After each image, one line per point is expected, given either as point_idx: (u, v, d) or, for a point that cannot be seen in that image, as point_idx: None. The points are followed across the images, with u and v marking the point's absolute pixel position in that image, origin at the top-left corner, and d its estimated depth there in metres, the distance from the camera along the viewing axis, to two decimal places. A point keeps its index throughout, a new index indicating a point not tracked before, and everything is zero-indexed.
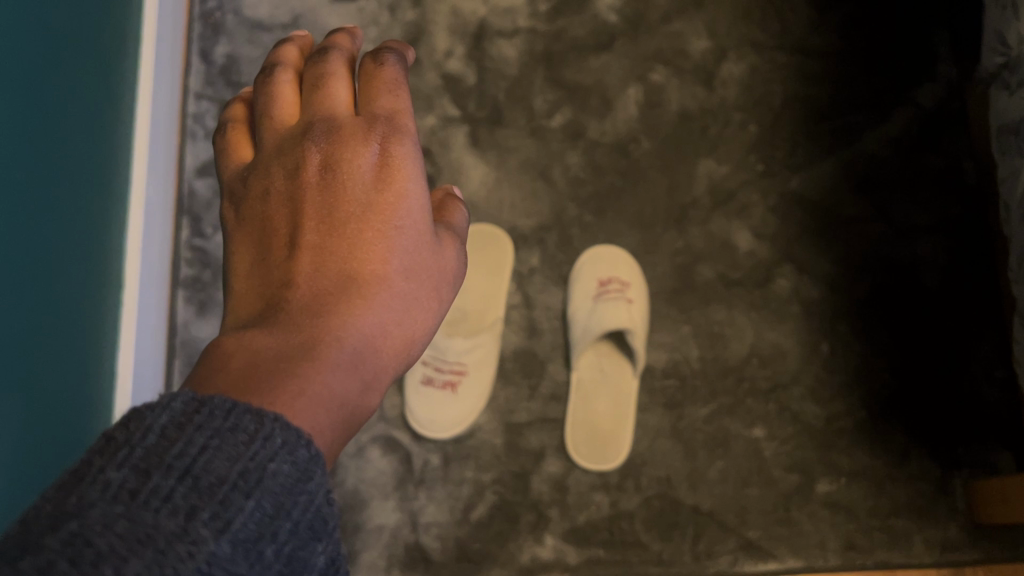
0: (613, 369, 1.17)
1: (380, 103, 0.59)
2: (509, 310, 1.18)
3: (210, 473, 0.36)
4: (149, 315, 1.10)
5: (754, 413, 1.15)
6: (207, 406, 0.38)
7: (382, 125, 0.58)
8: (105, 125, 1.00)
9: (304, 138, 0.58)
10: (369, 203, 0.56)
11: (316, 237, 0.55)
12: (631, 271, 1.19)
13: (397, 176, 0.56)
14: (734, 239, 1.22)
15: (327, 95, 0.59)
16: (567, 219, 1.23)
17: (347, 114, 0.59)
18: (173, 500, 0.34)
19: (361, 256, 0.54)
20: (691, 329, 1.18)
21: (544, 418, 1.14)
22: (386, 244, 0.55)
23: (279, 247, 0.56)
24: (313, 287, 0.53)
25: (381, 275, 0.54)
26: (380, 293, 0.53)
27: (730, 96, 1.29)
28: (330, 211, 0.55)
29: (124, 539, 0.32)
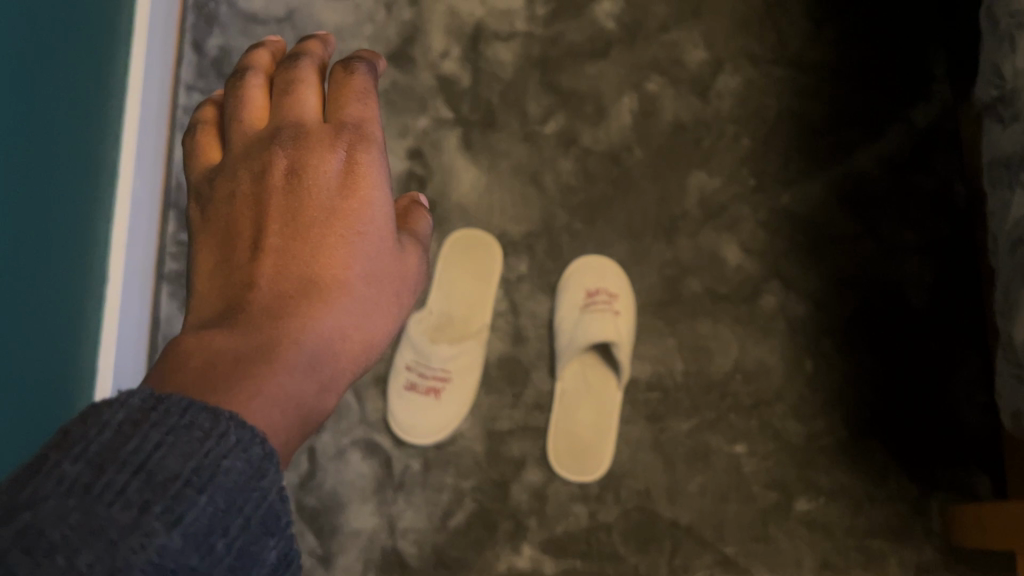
0: (598, 381, 1.16)
1: (348, 111, 0.59)
2: (495, 317, 1.18)
3: (161, 467, 0.36)
4: (132, 309, 1.09)
5: (736, 429, 1.15)
6: (163, 404, 0.39)
7: (349, 132, 0.58)
8: (94, 117, 0.99)
9: (271, 143, 0.57)
10: (334, 209, 0.56)
11: (279, 241, 0.55)
12: (619, 282, 1.18)
13: (359, 181, 0.57)
14: (723, 253, 1.22)
15: (295, 99, 0.59)
16: (556, 226, 1.22)
17: (315, 120, 0.58)
18: (126, 494, 0.34)
19: (322, 261, 0.54)
20: (676, 341, 1.18)
21: (526, 427, 1.14)
22: (348, 251, 0.55)
23: (242, 250, 0.56)
24: (273, 290, 0.53)
25: (342, 280, 0.54)
26: (339, 298, 0.54)
27: (725, 108, 1.28)
28: (294, 215, 0.55)
29: (76, 532, 0.33)
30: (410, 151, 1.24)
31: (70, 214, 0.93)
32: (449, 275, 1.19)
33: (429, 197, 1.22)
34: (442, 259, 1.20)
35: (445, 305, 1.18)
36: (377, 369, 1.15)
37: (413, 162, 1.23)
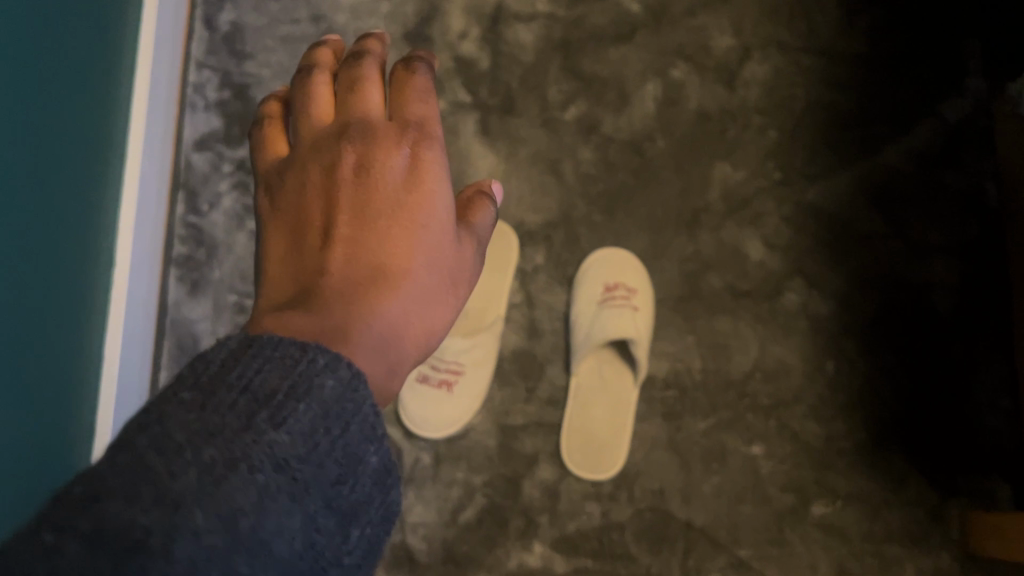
0: (615, 378, 1.14)
1: (411, 111, 0.63)
2: (510, 309, 1.15)
3: (261, 384, 0.40)
4: (140, 294, 1.06)
5: (754, 429, 1.13)
6: (259, 342, 0.43)
7: (414, 132, 0.61)
8: (103, 101, 0.96)
9: (341, 138, 0.60)
10: (401, 201, 0.58)
11: (348, 230, 0.56)
12: (638, 277, 1.15)
13: (425, 176, 0.59)
14: (746, 248, 1.19)
15: (359, 97, 0.63)
16: (575, 217, 1.18)
17: (381, 117, 0.62)
18: (237, 407, 0.38)
19: (391, 248, 0.56)
20: (695, 339, 1.15)
21: (540, 422, 1.12)
22: (415, 238, 0.57)
23: (313, 237, 0.57)
24: (346, 272, 0.54)
25: (409, 267, 0.56)
26: (406, 283, 0.55)
27: (751, 97, 1.24)
28: (364, 204, 0.57)
29: (198, 434, 0.37)
30: None
31: (78, 202, 0.90)
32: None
33: None
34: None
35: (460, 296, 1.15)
36: None
37: None
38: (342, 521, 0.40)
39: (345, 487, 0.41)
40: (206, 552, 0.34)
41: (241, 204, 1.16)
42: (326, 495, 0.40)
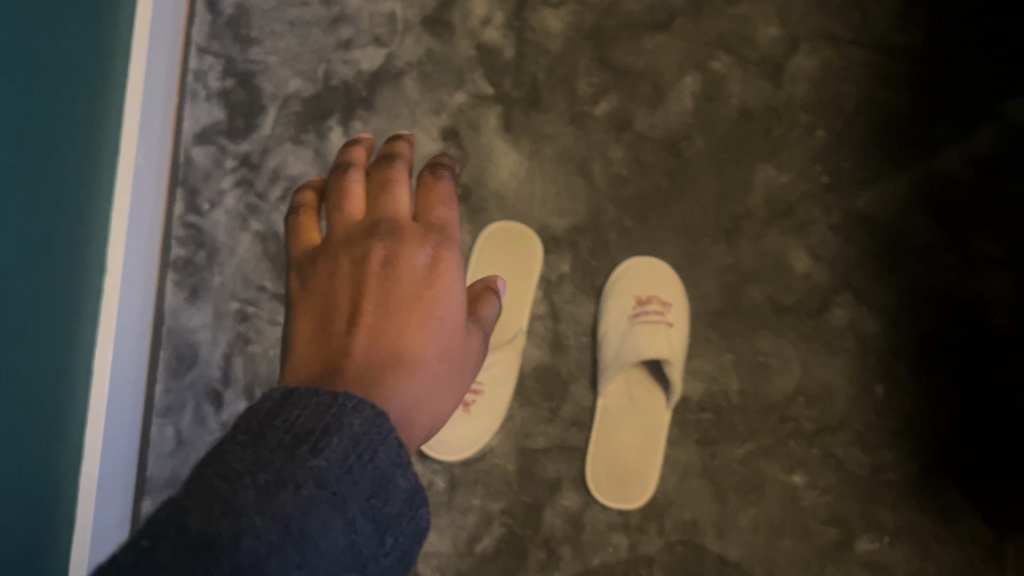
0: (646, 397, 1.05)
1: (435, 214, 0.65)
2: (532, 321, 1.07)
3: (301, 423, 0.42)
4: (134, 302, 0.97)
5: (795, 457, 1.05)
6: (296, 393, 0.44)
7: (435, 234, 0.63)
8: (95, 103, 0.87)
9: (371, 232, 0.62)
10: (421, 294, 0.59)
11: (373, 317, 0.57)
12: (673, 289, 1.06)
13: (445, 273, 0.61)
14: (790, 259, 1.09)
15: (390, 195, 0.65)
16: (604, 222, 1.09)
17: (407, 218, 0.64)
18: (281, 439, 0.41)
19: (408, 338, 0.57)
20: (733, 358, 1.07)
21: (563, 446, 1.04)
22: (430, 329, 0.58)
23: (332, 316, 0.58)
24: (365, 355, 0.54)
25: (422, 358, 0.56)
26: (419, 375, 0.55)
27: (798, 94, 1.14)
28: (387, 291, 0.58)
29: (249, 462, 0.39)
30: (444, 130, 1.10)
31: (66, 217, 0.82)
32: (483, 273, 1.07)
33: (464, 183, 1.09)
34: (476, 256, 1.08)
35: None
36: None
37: (447, 144, 1.10)
38: (380, 535, 0.42)
39: (380, 501, 0.42)
40: (265, 544, 0.37)
41: (244, 203, 1.07)
42: (363, 507, 0.41)
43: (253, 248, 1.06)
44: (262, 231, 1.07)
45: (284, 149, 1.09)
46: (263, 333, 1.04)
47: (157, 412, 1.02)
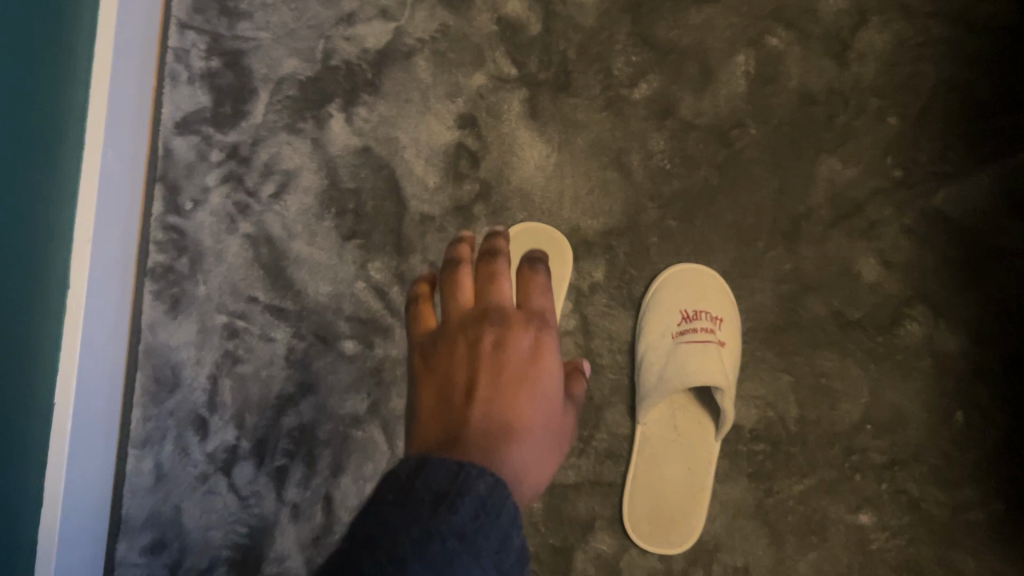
0: (692, 427, 0.91)
1: (535, 301, 0.70)
2: (561, 337, 0.94)
3: (438, 484, 0.49)
4: (105, 322, 0.84)
5: (862, 494, 0.91)
6: (432, 459, 0.52)
7: (537, 320, 0.67)
8: (48, 92, 0.74)
9: (483, 320, 0.65)
10: (526, 370, 0.62)
11: (487, 393, 0.59)
12: (723, 301, 0.92)
13: (547, 354, 0.64)
14: (857, 267, 0.95)
15: (497, 282, 0.70)
16: (643, 223, 0.95)
17: (511, 306, 0.68)
18: (426, 496, 0.48)
19: (517, 408, 0.60)
20: (791, 380, 0.93)
21: (596, 481, 0.91)
22: (532, 400, 0.61)
23: (447, 388, 0.60)
24: (483, 422, 0.57)
25: (527, 425, 0.59)
26: (524, 440, 0.58)
27: (867, 75, 0.99)
28: (500, 365, 0.61)
29: (405, 517, 0.46)
30: (461, 117, 0.96)
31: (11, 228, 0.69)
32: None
33: (483, 179, 0.95)
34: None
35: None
36: None
37: (464, 133, 0.96)
38: None
39: (503, 557, 0.49)
40: None
41: (232, 201, 0.94)
42: (493, 559, 0.49)
43: (243, 252, 0.93)
44: (253, 234, 0.93)
45: (278, 140, 0.95)
46: (254, 351, 0.92)
47: (134, 443, 0.89)
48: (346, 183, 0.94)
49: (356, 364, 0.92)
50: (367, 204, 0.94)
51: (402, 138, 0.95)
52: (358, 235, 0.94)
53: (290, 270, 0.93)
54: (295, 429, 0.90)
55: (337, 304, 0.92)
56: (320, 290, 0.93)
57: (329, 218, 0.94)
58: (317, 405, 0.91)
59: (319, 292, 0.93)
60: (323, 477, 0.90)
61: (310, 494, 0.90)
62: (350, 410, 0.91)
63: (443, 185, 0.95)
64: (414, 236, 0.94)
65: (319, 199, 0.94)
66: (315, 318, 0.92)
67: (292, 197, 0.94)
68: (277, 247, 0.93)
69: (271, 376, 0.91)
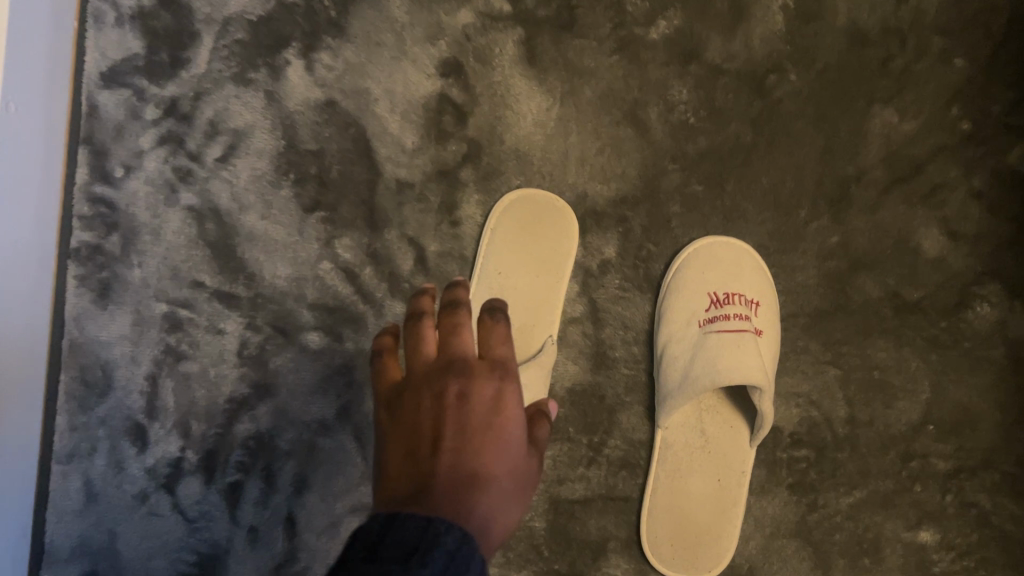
0: (722, 434, 0.76)
1: (501, 349, 0.49)
2: (565, 326, 0.79)
3: (405, 539, 0.38)
4: (13, 321, 0.69)
5: (923, 508, 0.77)
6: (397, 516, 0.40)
7: (504, 372, 0.48)
8: None
9: (443, 370, 0.47)
10: (494, 422, 0.45)
11: (450, 453, 0.44)
12: (759, 283, 0.77)
13: (515, 400, 0.46)
14: (916, 238, 0.80)
15: (456, 331, 0.49)
16: (662, 189, 0.80)
17: (474, 362, 0.48)
18: (392, 549, 0.38)
19: (485, 460, 0.44)
20: (839, 374, 0.78)
21: (608, 495, 0.77)
22: (503, 450, 0.45)
23: (404, 446, 0.45)
24: (447, 481, 0.42)
25: (501, 480, 0.44)
26: (491, 492, 0.43)
27: (931, 8, 0.82)
28: (464, 414, 0.45)
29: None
30: (444, 64, 0.80)
31: None
32: (501, 263, 0.79)
33: (471, 138, 0.79)
34: (488, 240, 0.78)
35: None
36: None
37: (448, 82, 0.80)
38: None
39: None
40: None
41: (172, 167, 0.78)
42: None
43: (185, 229, 0.78)
44: (197, 206, 0.78)
45: (224, 93, 0.79)
46: (201, 347, 0.77)
47: (59, 458, 0.75)
48: (306, 144, 0.79)
49: (321, 361, 0.77)
50: (332, 168, 0.79)
51: (373, 89, 0.80)
52: (321, 205, 0.79)
53: (240, 249, 0.78)
54: (250, 439, 0.76)
55: (298, 289, 0.78)
56: (277, 274, 0.78)
57: (288, 185, 0.79)
58: (276, 410, 0.76)
59: (276, 275, 0.78)
60: (284, 495, 0.76)
61: (268, 514, 0.76)
62: (314, 416, 0.77)
63: (423, 146, 0.79)
64: (388, 207, 0.79)
65: (274, 163, 0.79)
66: (272, 306, 0.77)
67: (242, 161, 0.79)
68: (226, 223, 0.78)
69: (222, 377, 0.77)
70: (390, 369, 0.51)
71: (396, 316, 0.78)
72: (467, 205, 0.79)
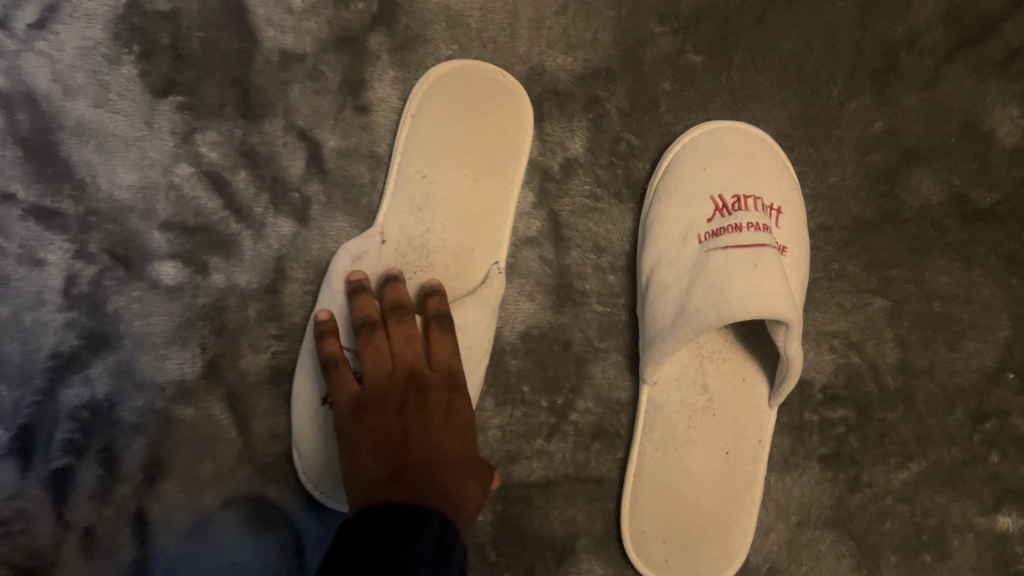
0: (730, 391, 0.56)
1: (449, 355, 0.50)
2: (517, 248, 0.58)
3: (400, 513, 0.42)
4: None
5: (1004, 485, 0.57)
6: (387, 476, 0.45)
7: (456, 382, 0.49)
8: None
9: (402, 384, 0.48)
10: (455, 421, 0.48)
11: (421, 433, 0.46)
12: (780, 182, 0.56)
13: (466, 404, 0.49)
14: (987, 123, 0.59)
15: (408, 336, 0.50)
16: (646, 61, 0.59)
17: (429, 369, 0.49)
18: (391, 512, 0.42)
19: (451, 453, 0.47)
20: (888, 307, 0.58)
21: (577, 476, 0.57)
22: (463, 439, 0.48)
23: (374, 447, 0.46)
24: (425, 467, 0.45)
25: (463, 466, 0.47)
26: (459, 481, 0.46)
27: None
28: (428, 417, 0.47)
29: (366, 527, 0.41)
30: None
31: None
32: (427, 162, 0.56)
33: None
34: (408, 130, 0.56)
35: (416, 227, 0.56)
36: (276, 355, 0.56)
37: None
38: None
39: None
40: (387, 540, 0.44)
41: None
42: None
43: None
44: (3, 89, 0.56)
45: None
46: (11, 284, 0.56)
47: None
48: (156, 3, 0.57)
49: (179, 301, 0.56)
50: (191, 36, 0.57)
51: None
52: (177, 87, 0.57)
53: (64, 148, 0.56)
54: (82, 410, 0.55)
55: (147, 203, 0.56)
56: (117, 182, 0.56)
57: (130, 60, 0.57)
58: (117, 368, 0.55)
59: (115, 184, 0.56)
60: (130, 486, 0.55)
61: (109, 514, 0.54)
62: (171, 376, 0.56)
63: (317, 6, 0.58)
64: (271, 89, 0.57)
65: (110, 30, 0.57)
66: (110, 227, 0.56)
67: (66, 28, 0.57)
68: (43, 112, 0.56)
69: (41, 324, 0.55)
70: (334, 365, 0.49)
71: (283, 239, 0.57)
72: (380, 85, 0.58)
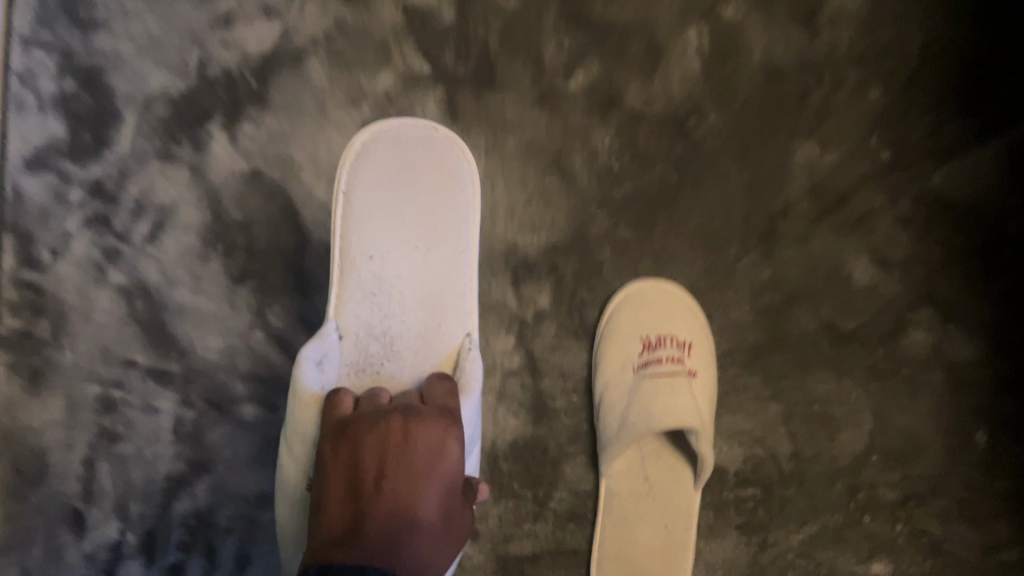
0: (667, 479, 0.75)
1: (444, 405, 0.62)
2: (504, 379, 0.78)
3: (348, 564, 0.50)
4: None
5: (873, 539, 0.77)
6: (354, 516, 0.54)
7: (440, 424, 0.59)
8: None
9: (390, 419, 0.58)
10: (429, 465, 0.57)
11: (393, 476, 0.56)
12: (691, 324, 0.77)
13: (452, 449, 0.58)
14: (847, 269, 0.79)
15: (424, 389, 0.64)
16: (592, 238, 0.79)
17: (420, 413, 0.59)
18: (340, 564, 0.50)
19: (416, 498, 0.56)
20: (781, 409, 0.78)
21: (557, 547, 0.77)
22: (433, 487, 0.57)
23: (352, 475, 0.56)
24: (392, 503, 0.55)
25: (422, 517, 0.55)
26: (419, 529, 0.55)
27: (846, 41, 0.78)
28: (406, 461, 0.57)
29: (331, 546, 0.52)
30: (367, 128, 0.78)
31: None
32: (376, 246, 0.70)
33: None
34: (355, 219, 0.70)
35: (374, 321, 0.70)
36: None
37: None
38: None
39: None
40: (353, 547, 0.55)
41: (100, 248, 0.77)
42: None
43: (114, 310, 0.78)
44: (127, 284, 0.78)
45: (148, 172, 0.78)
46: (136, 427, 0.77)
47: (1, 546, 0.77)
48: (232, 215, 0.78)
49: (257, 433, 0.77)
50: (259, 239, 0.78)
51: (297, 157, 0.78)
52: (250, 275, 0.78)
53: (171, 326, 0.78)
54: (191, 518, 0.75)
55: (231, 362, 0.77)
56: (210, 348, 0.77)
57: (215, 257, 0.78)
58: (216, 485, 0.76)
59: (208, 349, 0.77)
60: None
61: None
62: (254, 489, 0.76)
63: None
64: (318, 272, 0.78)
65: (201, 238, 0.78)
66: (204, 380, 0.77)
67: (170, 238, 0.78)
68: (155, 301, 0.78)
69: (157, 456, 0.77)
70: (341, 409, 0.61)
71: None
72: None
